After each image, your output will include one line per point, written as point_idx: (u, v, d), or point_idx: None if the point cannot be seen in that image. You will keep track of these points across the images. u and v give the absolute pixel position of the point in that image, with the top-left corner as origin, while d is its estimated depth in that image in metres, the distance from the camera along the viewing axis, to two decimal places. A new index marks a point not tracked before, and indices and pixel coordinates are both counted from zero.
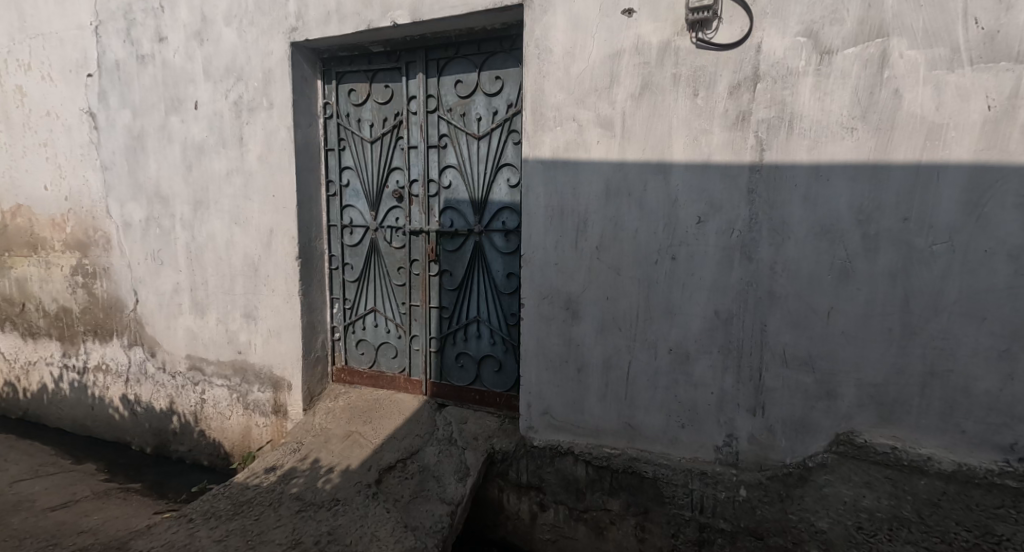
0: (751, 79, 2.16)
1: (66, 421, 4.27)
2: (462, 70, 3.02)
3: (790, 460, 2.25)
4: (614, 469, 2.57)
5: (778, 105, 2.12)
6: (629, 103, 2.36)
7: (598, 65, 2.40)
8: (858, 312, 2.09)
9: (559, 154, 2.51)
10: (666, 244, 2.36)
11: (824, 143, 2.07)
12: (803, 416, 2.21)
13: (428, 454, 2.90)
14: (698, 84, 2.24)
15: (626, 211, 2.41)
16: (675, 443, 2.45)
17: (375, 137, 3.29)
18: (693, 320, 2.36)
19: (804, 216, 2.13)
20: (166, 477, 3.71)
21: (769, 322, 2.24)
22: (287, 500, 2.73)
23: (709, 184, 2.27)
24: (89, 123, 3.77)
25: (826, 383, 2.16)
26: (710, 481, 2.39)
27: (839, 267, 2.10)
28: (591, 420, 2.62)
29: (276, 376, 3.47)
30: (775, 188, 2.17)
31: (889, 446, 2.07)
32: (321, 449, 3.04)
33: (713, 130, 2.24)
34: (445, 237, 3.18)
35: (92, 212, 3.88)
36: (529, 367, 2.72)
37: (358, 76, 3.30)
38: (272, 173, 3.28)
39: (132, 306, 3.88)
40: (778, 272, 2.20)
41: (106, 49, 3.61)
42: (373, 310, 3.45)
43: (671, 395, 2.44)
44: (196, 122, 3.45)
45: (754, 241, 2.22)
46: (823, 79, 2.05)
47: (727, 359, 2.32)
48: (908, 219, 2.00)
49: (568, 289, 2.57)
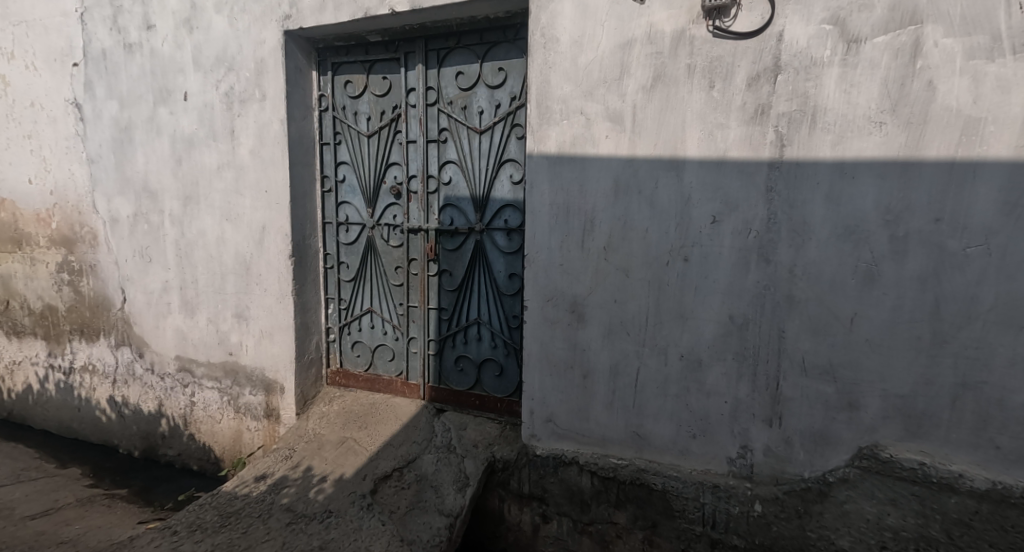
0: (771, 70, 2.03)
1: (52, 423, 4.13)
2: (464, 61, 2.89)
3: (808, 474, 2.13)
4: (621, 481, 2.44)
5: (801, 98, 2.00)
6: (640, 95, 2.23)
7: (608, 55, 2.27)
8: (885, 318, 1.97)
9: (566, 150, 2.38)
10: (678, 245, 2.24)
11: (849, 138, 1.95)
12: (824, 428, 2.09)
13: (426, 462, 2.77)
14: (714, 75, 2.12)
15: (636, 209, 2.28)
16: (686, 454, 2.34)
17: (373, 130, 3.15)
18: (707, 325, 2.24)
19: (826, 217, 2.01)
20: (154, 482, 3.57)
21: (788, 327, 2.11)
22: (277, 512, 2.60)
23: (725, 182, 2.14)
24: (75, 114, 3.62)
25: (849, 393, 2.04)
26: (722, 495, 2.26)
27: (864, 270, 1.98)
28: (596, 429, 2.50)
29: (268, 379, 3.34)
30: (796, 186, 2.04)
31: (917, 461, 1.95)
32: (314, 456, 2.91)
33: (729, 124, 2.11)
34: (445, 236, 3.05)
35: (78, 208, 3.74)
36: (532, 373, 2.59)
37: (355, 67, 3.17)
38: (264, 168, 3.14)
39: (120, 305, 3.75)
40: (797, 275, 2.07)
41: (92, 37, 3.47)
42: (370, 310, 3.31)
43: (682, 405, 2.32)
44: (186, 114, 3.31)
45: (772, 243, 2.10)
46: (850, 69, 1.92)
47: (741, 366, 2.20)
48: (941, 220, 1.87)
49: (573, 291, 2.44)
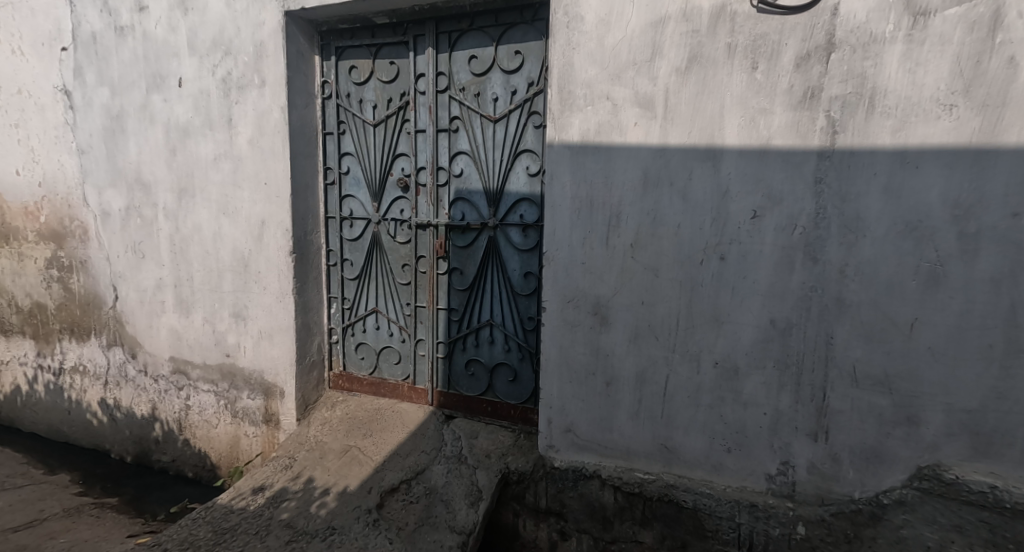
0: (824, 48, 1.84)
1: (41, 426, 3.94)
2: (477, 45, 2.70)
3: (858, 494, 1.94)
4: (648, 497, 2.25)
5: (858, 79, 1.81)
6: (674, 78, 2.03)
7: (638, 34, 2.07)
8: (949, 323, 1.78)
9: (590, 139, 2.18)
10: (713, 242, 2.04)
11: (913, 124, 1.76)
12: (877, 445, 1.90)
13: (436, 474, 2.59)
14: (758, 55, 1.92)
15: (667, 203, 2.09)
16: (719, 469, 2.15)
17: (379, 119, 2.96)
18: (745, 330, 2.05)
19: (884, 212, 1.82)
20: (146, 490, 3.39)
21: (837, 333, 1.92)
22: (276, 528, 2.41)
23: (768, 173, 1.95)
24: (64, 102, 3.43)
25: (907, 407, 1.85)
26: (761, 515, 2.07)
27: (927, 271, 1.79)
28: (621, 440, 2.30)
29: (267, 382, 3.15)
30: (849, 177, 1.85)
31: (988, 484, 1.77)
32: (316, 466, 2.72)
33: (774, 109, 1.92)
34: (455, 231, 2.86)
35: (68, 201, 3.56)
36: (550, 380, 2.39)
37: (360, 52, 2.97)
38: (263, 159, 2.95)
39: (111, 303, 3.56)
40: (849, 276, 1.88)
41: (82, 19, 3.28)
42: (375, 310, 3.12)
43: (716, 416, 2.13)
44: (180, 101, 3.11)
45: (821, 240, 1.91)
46: (915, 46, 1.73)
47: (784, 376, 2.01)
48: (1019, 215, 1.68)
49: (597, 292, 2.24)
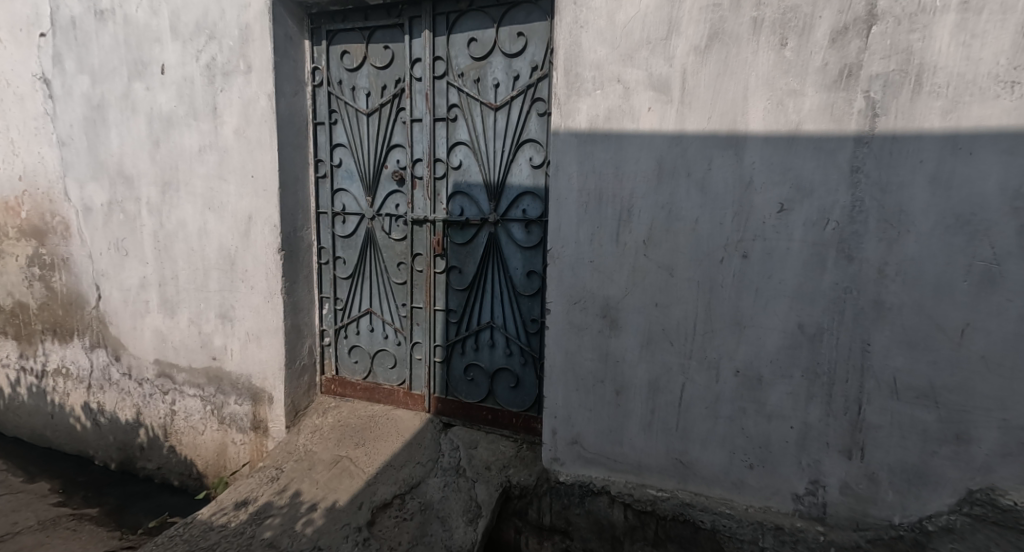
0: (863, 21, 1.64)
1: (24, 431, 3.77)
2: (477, 27, 2.51)
3: (899, 519, 1.75)
4: (661, 516, 2.06)
5: (902, 54, 1.61)
6: (692, 57, 1.84)
7: (653, 9, 1.87)
8: (1006, 329, 1.58)
9: (598, 126, 1.99)
10: (735, 238, 1.85)
11: (967, 104, 1.56)
12: (920, 464, 1.71)
13: (432, 488, 2.41)
14: (788, 30, 1.72)
15: (683, 196, 1.90)
16: (740, 487, 1.96)
17: (372, 107, 2.78)
18: (769, 335, 1.85)
19: (931, 204, 1.62)
20: (129, 500, 3.22)
21: (875, 339, 1.72)
22: (257, 548, 2.23)
23: (797, 162, 1.75)
24: (43, 91, 3.26)
25: (955, 423, 1.66)
26: (788, 540, 1.88)
27: (980, 271, 1.59)
28: (631, 454, 2.11)
29: (255, 387, 2.97)
30: (890, 165, 1.65)
31: None
32: (304, 478, 2.54)
33: (805, 91, 1.72)
34: (454, 227, 2.67)
35: (48, 196, 3.38)
36: (554, 388, 2.20)
37: (353, 36, 2.79)
38: (249, 150, 2.77)
39: (94, 303, 3.39)
40: (888, 276, 1.69)
41: (61, 3, 3.10)
42: (369, 311, 2.94)
43: (737, 429, 1.93)
44: (163, 89, 2.93)
45: (857, 237, 1.71)
46: (971, 15, 1.54)
47: (813, 386, 1.82)
48: None
49: (606, 292, 2.05)
